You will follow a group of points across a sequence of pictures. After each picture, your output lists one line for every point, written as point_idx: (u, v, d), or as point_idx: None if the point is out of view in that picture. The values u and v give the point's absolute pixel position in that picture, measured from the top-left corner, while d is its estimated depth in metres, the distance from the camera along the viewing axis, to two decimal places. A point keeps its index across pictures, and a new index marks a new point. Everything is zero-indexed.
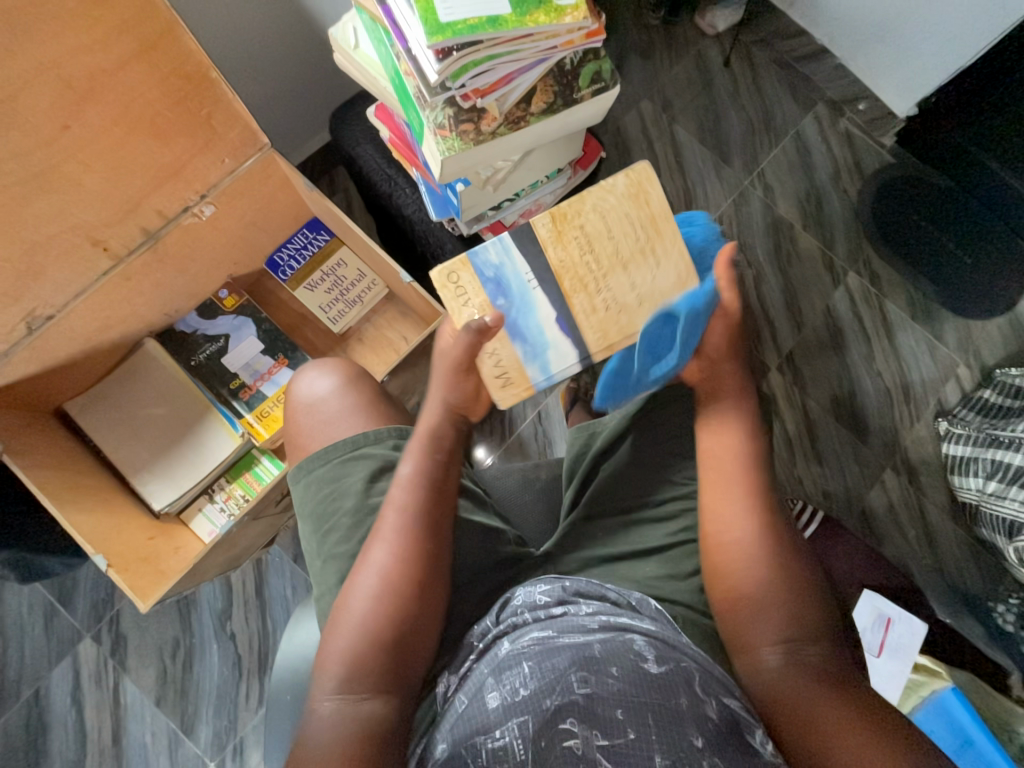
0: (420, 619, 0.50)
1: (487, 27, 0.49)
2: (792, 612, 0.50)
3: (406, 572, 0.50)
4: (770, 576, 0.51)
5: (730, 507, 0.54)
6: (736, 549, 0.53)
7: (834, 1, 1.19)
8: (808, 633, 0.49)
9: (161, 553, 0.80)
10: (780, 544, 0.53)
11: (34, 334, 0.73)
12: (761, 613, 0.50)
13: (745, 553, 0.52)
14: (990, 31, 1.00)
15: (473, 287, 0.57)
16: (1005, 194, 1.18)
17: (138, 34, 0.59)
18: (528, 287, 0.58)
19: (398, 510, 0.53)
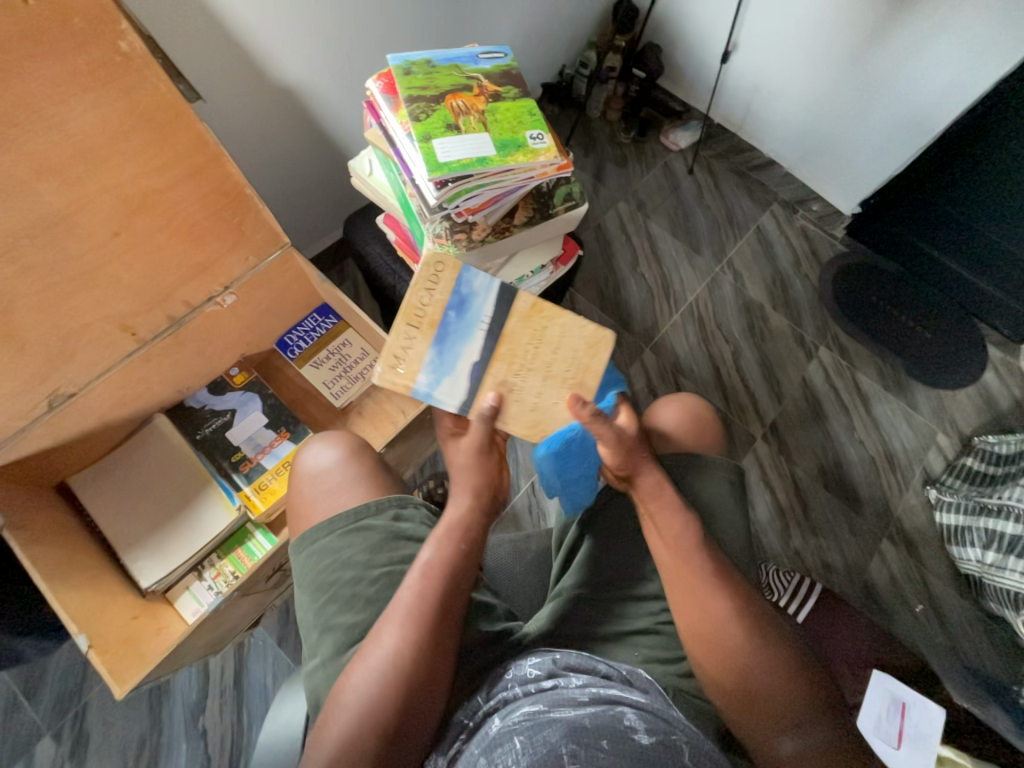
0: (423, 710, 0.48)
1: (476, 166, 0.60)
2: (784, 703, 0.50)
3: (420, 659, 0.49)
4: (763, 674, 0.51)
5: (712, 616, 0.52)
6: (725, 656, 0.51)
7: (776, 125, 1.41)
8: (801, 716, 0.50)
9: (143, 634, 0.78)
10: (761, 639, 0.52)
11: (53, 411, 0.77)
12: (759, 713, 0.50)
13: (736, 661, 0.51)
14: (912, 144, 1.21)
15: (437, 297, 0.58)
16: (953, 280, 1.34)
17: (190, 163, 0.71)
18: (477, 326, 0.60)
19: (409, 596, 0.51)
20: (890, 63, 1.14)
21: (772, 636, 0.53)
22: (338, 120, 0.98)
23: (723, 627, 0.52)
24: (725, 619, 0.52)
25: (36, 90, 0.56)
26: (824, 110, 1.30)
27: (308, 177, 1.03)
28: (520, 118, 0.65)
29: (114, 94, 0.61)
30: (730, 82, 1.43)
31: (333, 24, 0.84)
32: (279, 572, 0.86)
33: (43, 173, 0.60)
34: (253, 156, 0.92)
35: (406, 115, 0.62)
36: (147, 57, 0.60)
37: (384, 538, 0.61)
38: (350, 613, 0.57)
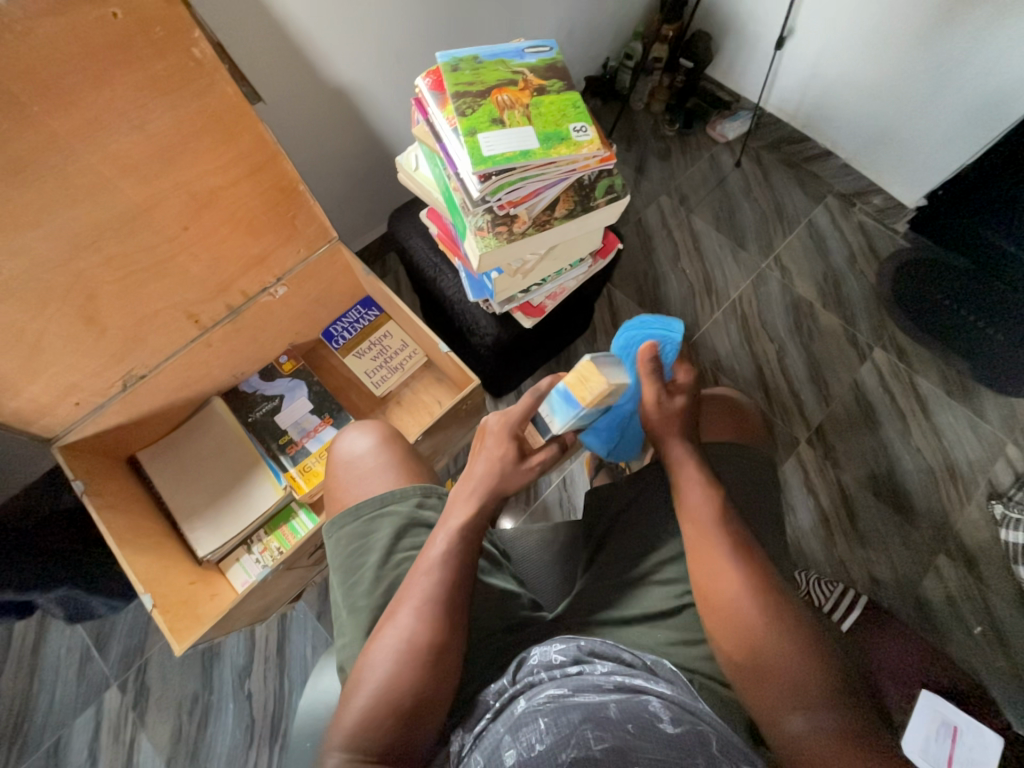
0: (438, 695, 0.49)
1: (519, 158, 0.61)
2: (797, 679, 0.49)
3: (428, 631, 0.51)
4: (773, 644, 0.50)
5: (725, 585, 0.52)
6: (737, 623, 0.51)
7: (834, 113, 1.34)
8: (816, 694, 0.48)
9: (198, 598, 0.84)
10: (775, 610, 0.51)
11: (126, 390, 0.85)
12: (771, 685, 0.49)
13: (749, 629, 0.51)
14: (989, 132, 1.12)
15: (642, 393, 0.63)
16: None
17: (250, 161, 0.75)
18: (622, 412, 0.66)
19: (422, 574, 0.54)
20: (964, 44, 1.06)
21: (788, 609, 0.52)
22: (386, 118, 1.02)
23: (737, 595, 0.52)
24: (738, 586, 0.52)
25: (120, 96, 0.61)
26: (889, 96, 1.22)
27: (356, 174, 1.07)
28: (564, 111, 0.65)
29: (186, 98, 0.65)
30: (785, 70, 1.36)
31: (385, 25, 0.87)
32: (320, 550, 0.90)
33: (124, 171, 0.66)
34: (307, 153, 0.96)
35: (453, 111, 0.63)
36: (216, 63, 0.65)
37: (406, 526, 0.63)
38: (371, 595, 0.59)
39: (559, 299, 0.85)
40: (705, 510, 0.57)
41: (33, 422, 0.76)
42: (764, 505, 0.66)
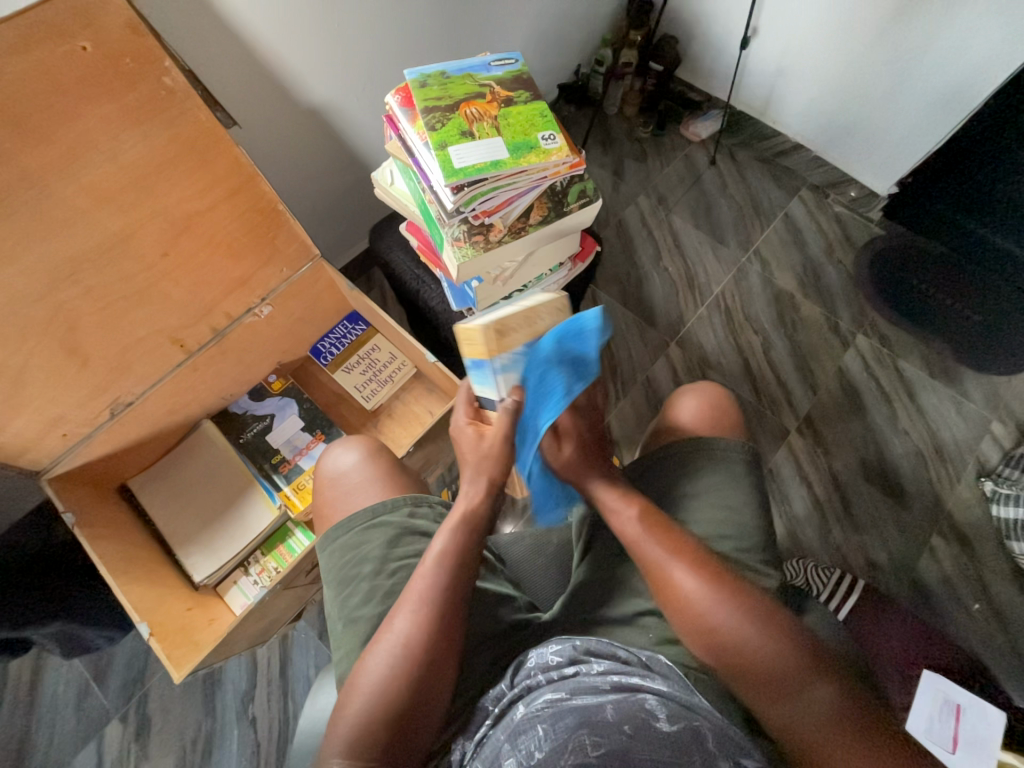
0: (434, 698, 0.49)
1: (490, 169, 0.62)
2: (775, 671, 0.48)
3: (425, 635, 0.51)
4: (743, 643, 0.49)
5: (685, 595, 0.51)
6: (705, 632, 0.50)
7: (802, 109, 1.37)
8: (796, 682, 0.48)
9: (195, 624, 0.83)
10: (738, 609, 0.50)
11: (114, 419, 0.84)
12: (756, 685, 0.49)
13: (715, 634, 0.50)
14: (950, 120, 1.15)
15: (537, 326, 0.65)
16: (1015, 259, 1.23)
17: (227, 185, 0.76)
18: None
19: (421, 578, 0.54)
20: (919, 36, 1.09)
21: (755, 599, 0.51)
22: (362, 135, 1.03)
23: (697, 603, 0.51)
24: (695, 591, 0.51)
25: (93, 128, 0.62)
26: (851, 90, 1.26)
27: (335, 191, 1.08)
28: (532, 120, 0.67)
29: (159, 126, 0.66)
30: (751, 69, 1.40)
31: (355, 44, 0.88)
32: (317, 568, 0.89)
33: (101, 201, 0.67)
34: (285, 174, 0.97)
35: (423, 126, 0.64)
36: (187, 90, 0.66)
37: (400, 534, 0.63)
38: (366, 604, 0.59)
39: None
40: None
41: (20, 456, 0.76)
42: (751, 495, 0.66)
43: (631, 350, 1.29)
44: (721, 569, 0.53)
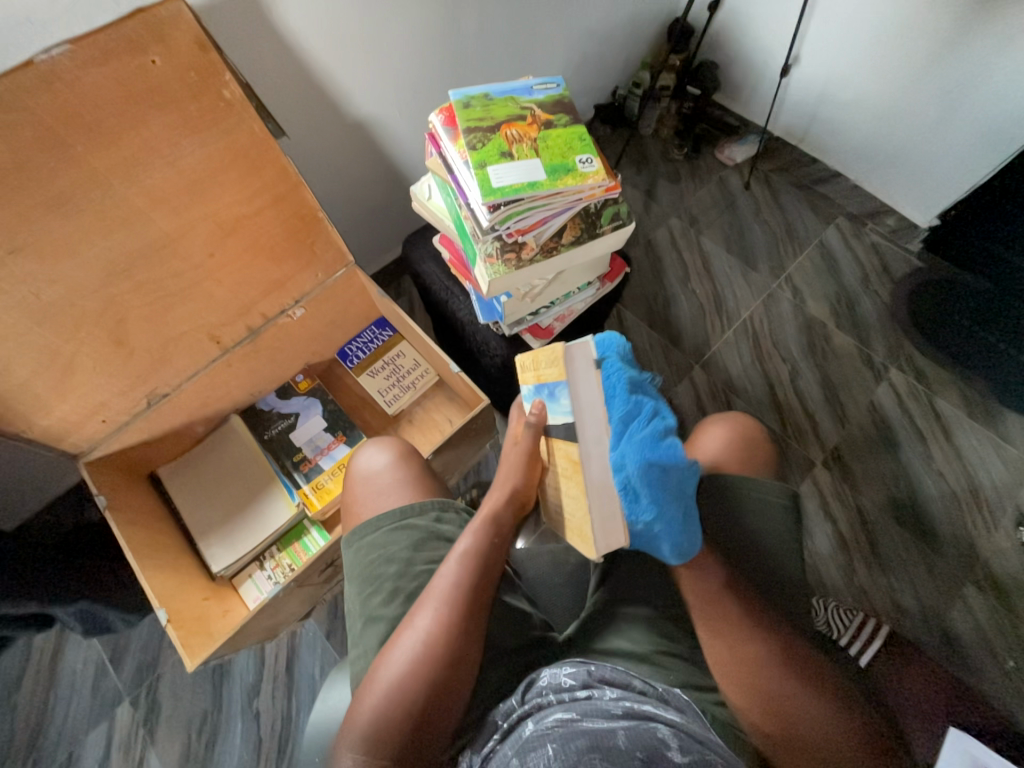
0: (449, 699, 0.49)
1: (527, 189, 0.63)
2: (827, 743, 0.48)
3: (448, 634, 0.51)
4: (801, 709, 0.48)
5: (746, 656, 0.50)
6: (762, 695, 0.49)
7: (842, 137, 1.36)
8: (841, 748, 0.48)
9: (210, 615, 0.85)
10: (801, 679, 0.50)
11: (150, 408, 0.88)
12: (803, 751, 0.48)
13: (775, 699, 0.49)
14: (1000, 154, 1.12)
15: (552, 370, 0.54)
16: None
17: (274, 191, 0.80)
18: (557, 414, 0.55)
19: (448, 579, 0.54)
20: (974, 65, 1.06)
21: (815, 668, 0.51)
22: (402, 148, 1.07)
23: (759, 665, 0.50)
24: (759, 653, 0.50)
25: (156, 135, 0.66)
26: (896, 119, 1.23)
27: (373, 202, 1.12)
28: (570, 143, 0.68)
29: (216, 135, 0.70)
30: (791, 96, 1.39)
31: (403, 63, 0.92)
32: (331, 568, 0.90)
33: (156, 203, 0.71)
34: (327, 183, 1.01)
35: (464, 145, 0.65)
36: (244, 102, 0.70)
37: (428, 538, 0.63)
38: (389, 605, 0.59)
39: (568, 321, 0.86)
40: None
41: (62, 438, 0.80)
42: (784, 534, 0.63)
43: (654, 371, 1.28)
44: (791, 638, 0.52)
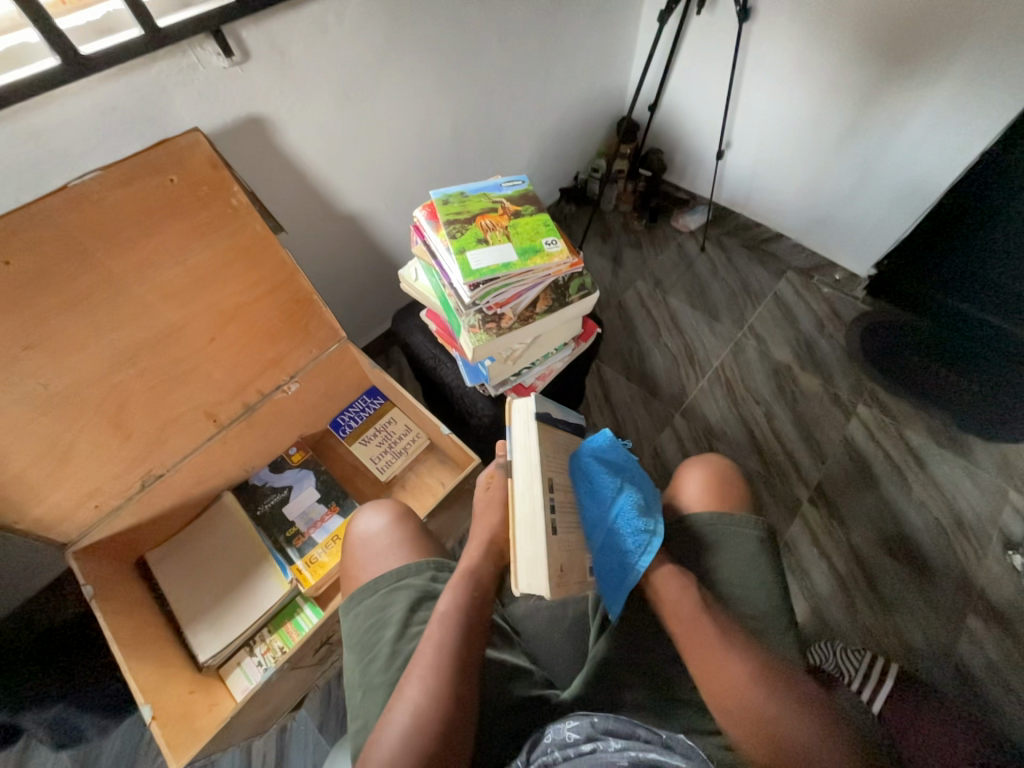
0: None
1: (502, 270, 0.72)
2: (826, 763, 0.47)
3: (439, 702, 0.48)
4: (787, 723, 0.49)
5: (732, 679, 0.51)
6: (753, 720, 0.49)
7: (778, 204, 1.54)
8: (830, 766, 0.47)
9: (196, 710, 0.80)
10: (784, 696, 0.50)
11: (144, 490, 0.88)
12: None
13: (766, 722, 0.49)
14: (913, 211, 1.29)
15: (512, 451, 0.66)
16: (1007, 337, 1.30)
17: (273, 279, 0.87)
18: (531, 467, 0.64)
19: (434, 642, 0.53)
20: (876, 143, 1.25)
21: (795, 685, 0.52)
22: (390, 235, 1.18)
23: (742, 688, 0.51)
24: (740, 675, 0.52)
25: (170, 239, 0.74)
26: (821, 188, 1.41)
27: (363, 282, 1.21)
28: (537, 229, 0.78)
29: (223, 235, 0.79)
30: (729, 173, 1.58)
31: (388, 166, 1.06)
32: (325, 646, 0.87)
33: (165, 297, 0.77)
34: (322, 268, 1.10)
35: (445, 234, 0.74)
36: (249, 207, 0.79)
37: (422, 599, 0.63)
38: (388, 670, 0.58)
39: (549, 379, 0.92)
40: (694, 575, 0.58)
41: (52, 527, 0.80)
42: (766, 567, 0.66)
43: (637, 422, 1.33)
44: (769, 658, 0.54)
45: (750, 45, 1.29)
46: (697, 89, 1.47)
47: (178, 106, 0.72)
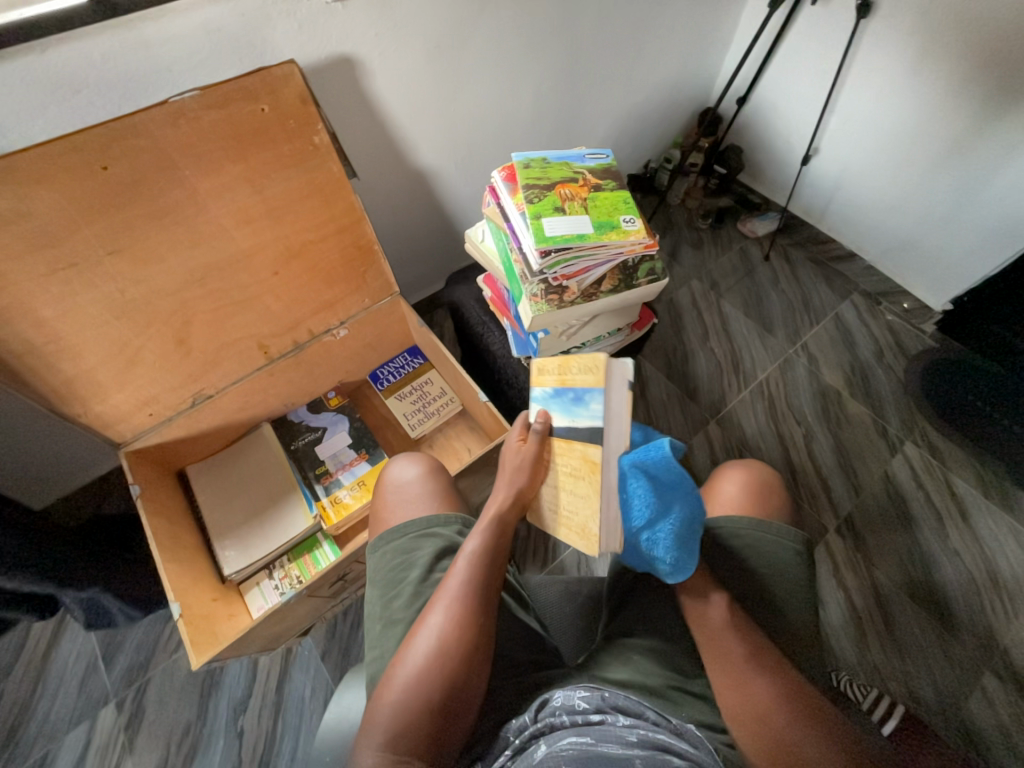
0: (463, 700, 0.48)
1: (576, 240, 0.71)
2: None
3: (462, 636, 0.50)
4: (783, 722, 0.49)
5: (749, 697, 0.51)
6: (768, 740, 0.49)
7: (858, 221, 1.46)
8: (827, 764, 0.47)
9: (217, 616, 0.86)
10: (791, 701, 0.50)
11: (194, 407, 0.93)
12: (785, 764, 0.47)
13: (775, 743, 0.48)
14: (1010, 248, 1.19)
15: (582, 378, 0.63)
16: None
17: (340, 223, 0.89)
18: (581, 415, 0.62)
19: (458, 580, 0.54)
20: (984, 167, 1.14)
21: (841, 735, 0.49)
22: (455, 197, 1.18)
23: (770, 711, 0.50)
24: (772, 697, 0.51)
25: (252, 168, 0.76)
26: (909, 210, 1.33)
27: (420, 241, 1.22)
28: (616, 205, 0.76)
29: (301, 171, 0.80)
30: (810, 181, 1.50)
31: (465, 126, 1.05)
32: (340, 581, 0.91)
33: (240, 224, 0.80)
34: (386, 222, 1.12)
35: (522, 198, 0.74)
36: (329, 148, 0.80)
37: (447, 547, 0.65)
38: (409, 608, 0.60)
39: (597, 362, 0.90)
40: (715, 608, 0.57)
41: (111, 426, 0.85)
42: (799, 577, 0.65)
43: (670, 422, 1.31)
44: (787, 671, 0.53)
45: (859, 49, 1.20)
46: (793, 87, 1.38)
47: (277, 35, 0.72)
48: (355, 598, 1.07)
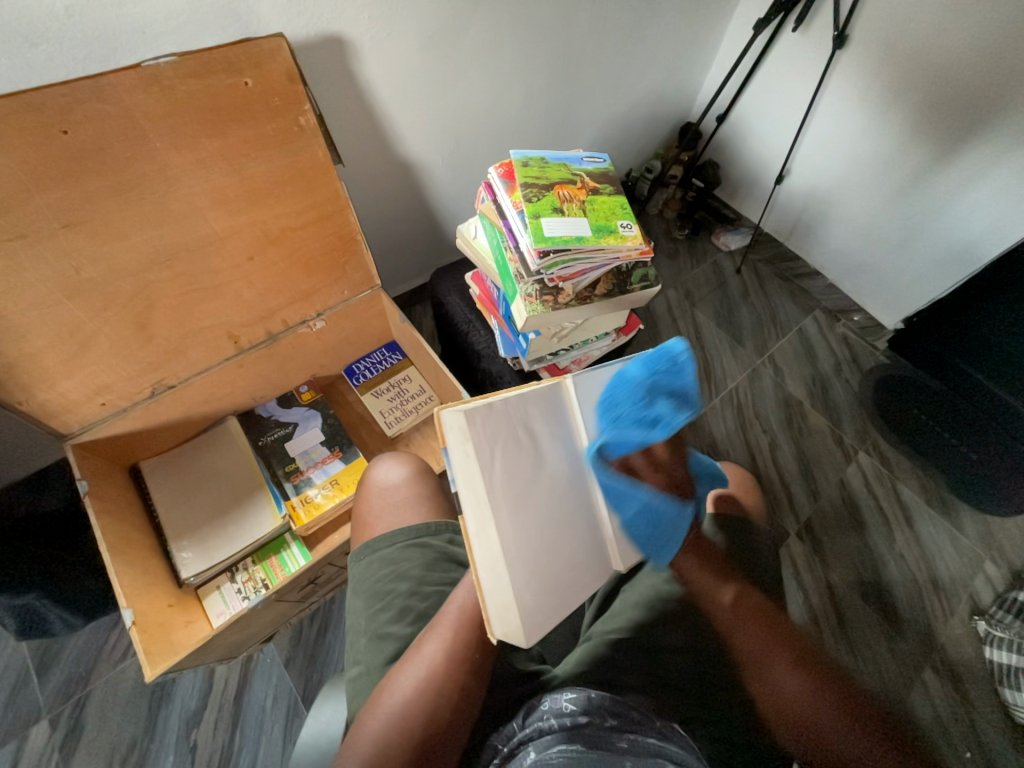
0: (449, 734, 0.46)
1: (574, 242, 0.70)
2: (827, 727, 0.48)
3: (454, 667, 0.48)
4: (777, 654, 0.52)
5: (748, 629, 0.54)
6: (765, 667, 0.52)
7: (823, 241, 1.54)
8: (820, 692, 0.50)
9: (172, 623, 0.80)
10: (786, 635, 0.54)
11: (152, 398, 0.87)
12: (779, 683, 0.51)
13: (764, 666, 0.52)
14: (956, 275, 1.28)
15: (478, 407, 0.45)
16: None
17: (323, 211, 0.85)
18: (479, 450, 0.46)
19: (458, 610, 0.52)
20: (937, 200, 1.23)
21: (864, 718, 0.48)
22: (440, 191, 1.16)
23: (801, 700, 0.50)
24: (799, 683, 0.50)
25: (231, 146, 0.71)
26: (869, 234, 1.41)
27: (401, 234, 1.19)
28: (612, 210, 0.76)
29: (285, 154, 0.76)
30: (782, 199, 1.57)
31: (454, 120, 1.03)
32: (310, 586, 0.87)
33: (215, 206, 0.75)
34: (368, 211, 1.08)
35: (520, 196, 0.73)
36: (315, 130, 0.76)
37: (440, 560, 0.63)
38: (397, 622, 0.58)
39: (582, 365, 0.92)
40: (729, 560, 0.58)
41: (56, 417, 0.78)
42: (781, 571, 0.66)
43: None
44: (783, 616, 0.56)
45: (832, 80, 1.27)
46: (770, 109, 1.45)
47: (264, 6, 0.68)
48: (322, 603, 1.02)
